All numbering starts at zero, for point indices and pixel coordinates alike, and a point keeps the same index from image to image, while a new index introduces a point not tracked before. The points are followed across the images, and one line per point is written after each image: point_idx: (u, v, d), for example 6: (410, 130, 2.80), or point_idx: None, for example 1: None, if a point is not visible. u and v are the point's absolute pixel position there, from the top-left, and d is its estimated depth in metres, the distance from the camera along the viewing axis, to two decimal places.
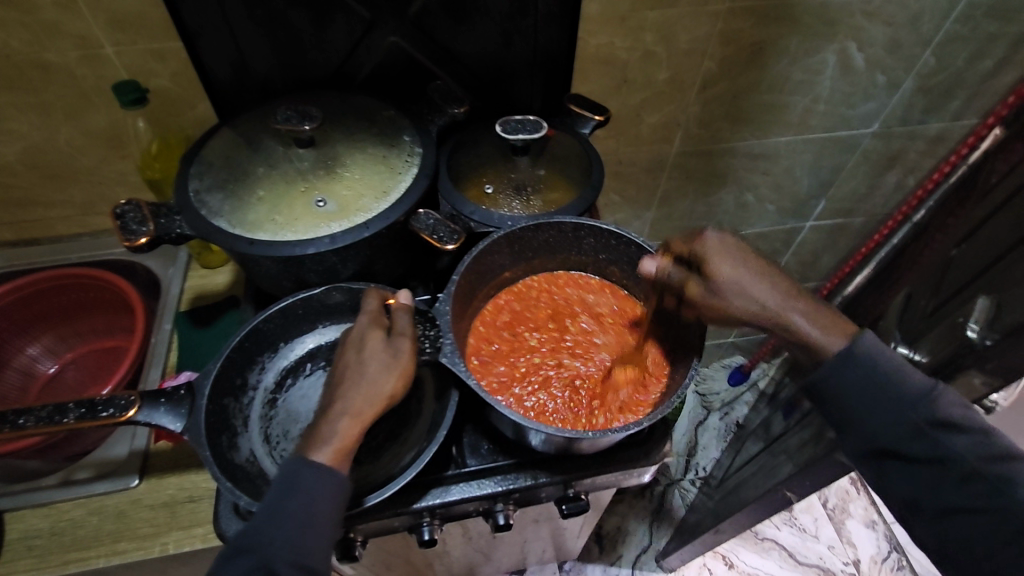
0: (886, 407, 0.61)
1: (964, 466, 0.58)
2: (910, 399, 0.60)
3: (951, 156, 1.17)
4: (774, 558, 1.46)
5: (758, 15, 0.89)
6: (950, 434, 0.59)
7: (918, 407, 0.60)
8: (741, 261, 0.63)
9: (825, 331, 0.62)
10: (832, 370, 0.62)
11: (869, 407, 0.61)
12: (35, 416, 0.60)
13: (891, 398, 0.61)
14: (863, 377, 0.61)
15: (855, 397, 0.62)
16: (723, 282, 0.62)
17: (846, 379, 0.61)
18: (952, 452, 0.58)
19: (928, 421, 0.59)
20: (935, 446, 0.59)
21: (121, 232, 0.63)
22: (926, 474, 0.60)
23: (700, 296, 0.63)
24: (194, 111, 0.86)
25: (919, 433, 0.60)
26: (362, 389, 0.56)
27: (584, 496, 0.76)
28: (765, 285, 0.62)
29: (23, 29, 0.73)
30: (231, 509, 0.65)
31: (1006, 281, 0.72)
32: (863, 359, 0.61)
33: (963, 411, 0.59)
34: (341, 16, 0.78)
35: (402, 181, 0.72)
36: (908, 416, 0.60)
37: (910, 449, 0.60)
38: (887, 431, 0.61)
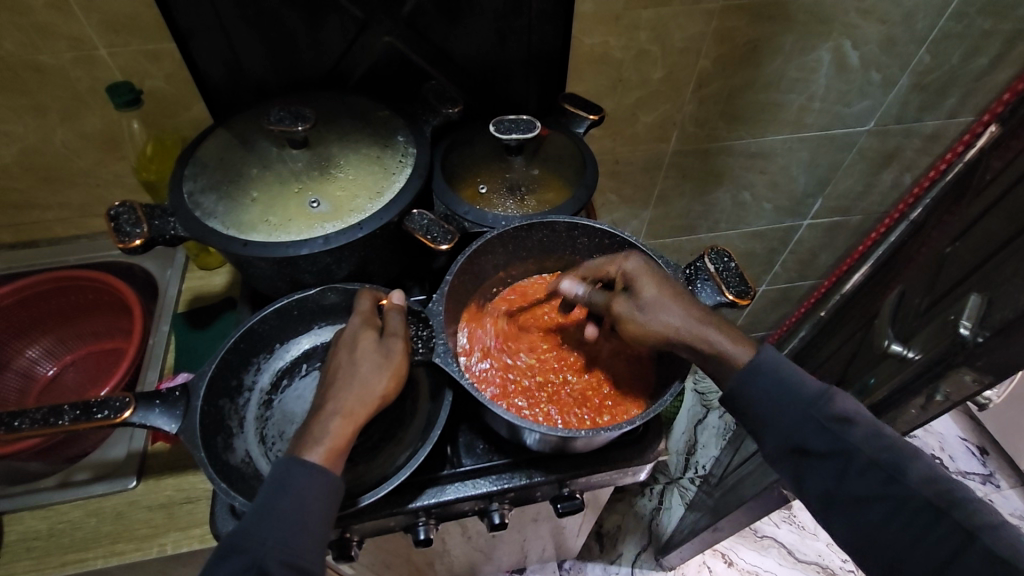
0: (787, 405, 0.60)
1: (865, 456, 0.57)
2: (809, 396, 0.60)
3: (948, 154, 1.20)
4: (773, 556, 1.47)
5: (751, 14, 0.89)
6: (848, 426, 0.58)
7: (816, 404, 0.59)
8: (662, 279, 0.64)
9: (733, 341, 0.62)
10: (740, 380, 0.61)
11: (769, 404, 0.60)
12: (30, 419, 0.60)
13: (791, 395, 0.60)
14: (764, 380, 0.61)
15: (760, 395, 0.60)
16: (648, 299, 0.64)
17: (750, 382, 0.61)
18: (851, 444, 0.57)
19: (826, 415, 0.58)
20: (836, 438, 0.58)
21: (115, 233, 0.63)
22: (831, 468, 0.58)
23: (627, 313, 0.65)
24: (189, 112, 0.86)
25: (819, 426, 0.58)
26: (354, 390, 0.57)
27: (579, 495, 0.75)
28: (678, 302, 0.63)
29: (17, 31, 0.73)
30: (227, 510, 0.65)
31: (999, 278, 0.72)
32: (766, 368, 0.61)
33: (855, 406, 0.59)
34: (335, 16, 0.78)
35: (396, 182, 0.72)
36: (807, 413, 0.59)
37: (814, 442, 0.58)
38: (790, 427, 0.59)
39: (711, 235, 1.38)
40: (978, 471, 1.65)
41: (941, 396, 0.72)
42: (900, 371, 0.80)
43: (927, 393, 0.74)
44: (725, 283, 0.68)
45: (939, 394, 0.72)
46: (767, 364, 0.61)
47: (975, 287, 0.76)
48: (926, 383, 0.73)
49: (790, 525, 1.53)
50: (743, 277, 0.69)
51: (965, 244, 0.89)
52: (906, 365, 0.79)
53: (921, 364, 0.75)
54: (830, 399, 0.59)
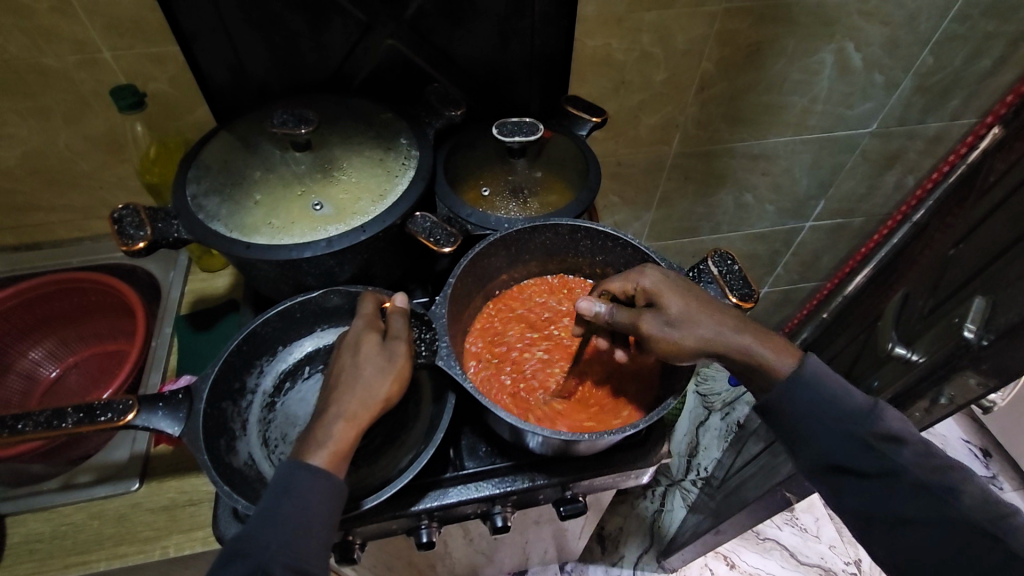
0: (834, 423, 0.60)
1: (913, 477, 0.57)
2: (857, 414, 0.60)
3: (951, 155, 1.20)
4: (776, 559, 1.46)
5: (754, 16, 0.88)
6: (897, 446, 0.58)
7: (864, 422, 0.59)
8: (688, 290, 0.62)
9: (775, 350, 0.61)
10: (785, 392, 0.61)
11: (816, 423, 0.60)
12: (34, 421, 0.60)
13: (837, 414, 0.60)
14: (810, 399, 0.60)
15: (807, 415, 0.60)
16: (679, 313, 0.61)
17: (798, 400, 0.60)
18: (900, 465, 0.58)
19: (876, 435, 0.59)
20: (885, 459, 0.58)
21: (118, 236, 0.63)
22: (876, 488, 0.59)
23: (656, 330, 0.61)
24: (192, 114, 0.87)
25: (868, 447, 0.59)
26: (357, 393, 0.57)
27: (582, 498, 0.75)
28: (710, 313, 0.61)
29: (21, 35, 0.73)
30: (230, 513, 0.65)
31: (1003, 281, 0.71)
32: (812, 382, 0.60)
33: (902, 424, 0.60)
34: (338, 18, 0.78)
35: (399, 184, 0.72)
36: (857, 432, 0.59)
37: (861, 462, 0.59)
38: (837, 447, 0.60)
39: (714, 237, 1.37)
40: (981, 473, 1.64)
41: (944, 401, 0.73)
42: (904, 374, 0.80)
43: (931, 397, 0.74)
44: (728, 286, 0.68)
45: (943, 397, 0.72)
46: (816, 375, 0.60)
47: (980, 289, 0.76)
48: (930, 388, 0.74)
49: (793, 527, 1.52)
50: (747, 280, 0.69)
51: (969, 247, 0.89)
52: (911, 368, 0.78)
53: (925, 367, 0.74)
54: (878, 418, 0.59)
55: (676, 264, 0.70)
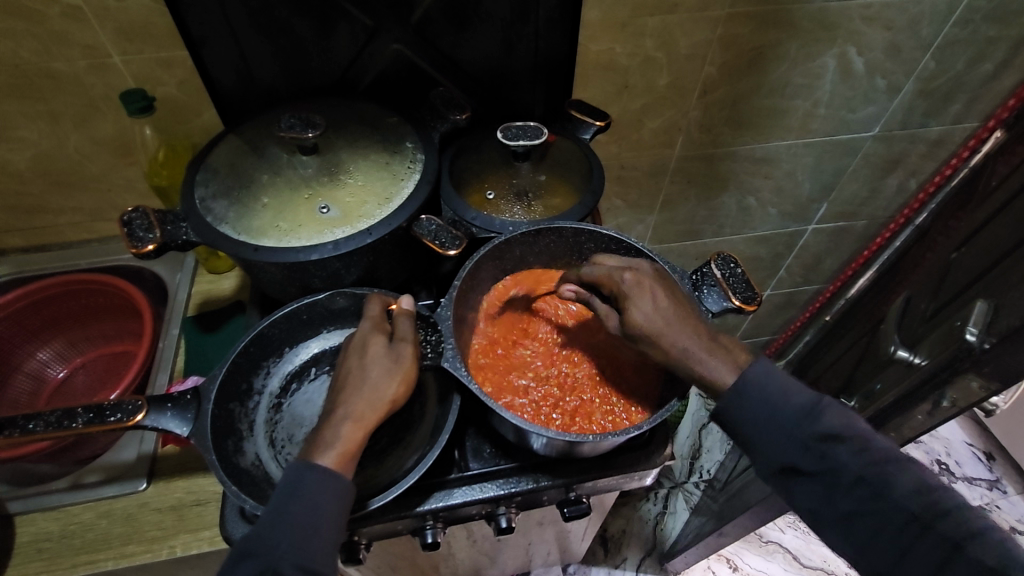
0: (773, 423, 0.59)
1: (853, 474, 0.56)
2: (794, 413, 0.59)
3: (954, 158, 1.20)
4: (779, 561, 1.46)
5: (757, 21, 0.89)
6: (835, 444, 0.57)
7: (802, 420, 0.59)
8: (651, 311, 0.62)
9: (710, 373, 0.61)
10: (724, 400, 0.61)
11: (758, 425, 0.60)
12: (45, 421, 0.61)
13: (776, 415, 0.59)
14: (751, 401, 0.60)
15: (748, 418, 0.60)
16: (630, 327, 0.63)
17: (738, 406, 0.60)
18: (837, 462, 0.57)
19: (811, 433, 0.58)
20: (824, 458, 0.57)
21: (128, 238, 0.64)
22: (818, 487, 0.57)
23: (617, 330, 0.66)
24: (199, 118, 0.87)
25: (805, 447, 0.58)
26: (364, 394, 0.57)
27: (586, 500, 0.76)
28: (666, 332, 0.61)
29: (32, 39, 0.74)
30: (237, 513, 0.66)
31: (1005, 285, 0.72)
32: (750, 387, 0.60)
33: (845, 421, 0.58)
34: (344, 23, 0.79)
35: (405, 187, 0.73)
36: (794, 431, 0.59)
37: (801, 463, 0.58)
38: (778, 448, 0.59)
39: (716, 240, 1.38)
40: (983, 477, 1.64)
41: (948, 403, 0.71)
42: (905, 377, 0.80)
43: (934, 399, 0.73)
44: (731, 289, 0.69)
45: (946, 400, 0.72)
46: (755, 381, 0.60)
47: (982, 293, 0.76)
48: (932, 390, 0.73)
49: (796, 530, 1.52)
50: (750, 283, 0.69)
51: (970, 251, 0.90)
52: (912, 372, 0.79)
53: (927, 371, 0.75)
54: (816, 416, 0.58)
55: (681, 268, 0.70)
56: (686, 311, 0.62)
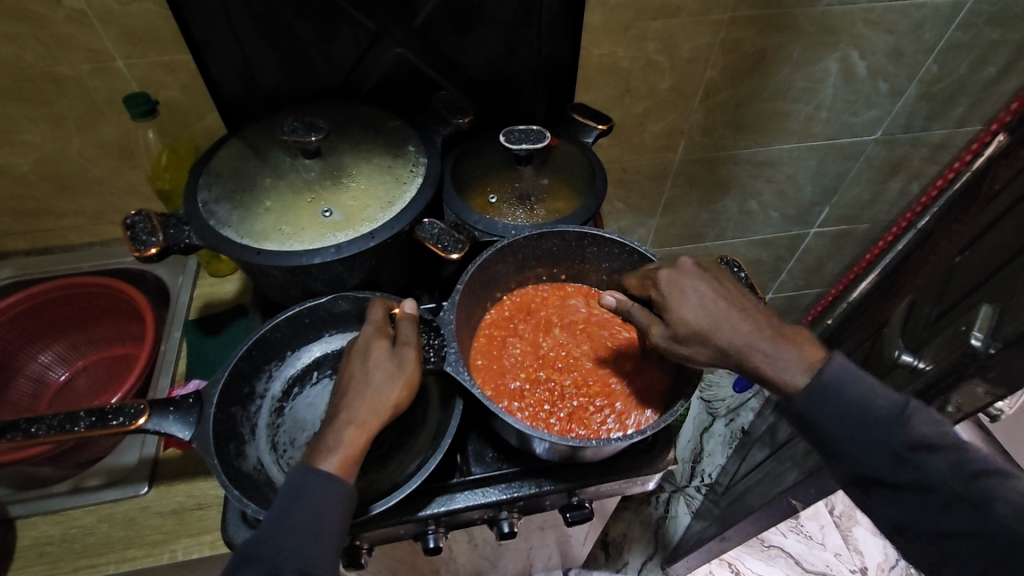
0: (863, 435, 0.58)
1: (950, 488, 0.56)
2: (884, 423, 0.57)
3: (956, 162, 1.20)
4: (781, 566, 1.46)
5: (759, 25, 0.89)
6: (928, 456, 0.57)
7: (892, 430, 0.57)
8: (701, 306, 0.60)
9: (786, 366, 0.59)
10: (812, 411, 0.59)
11: (850, 436, 0.58)
12: (46, 425, 0.60)
13: (866, 424, 0.58)
14: (840, 411, 0.58)
15: (837, 429, 0.58)
16: (685, 328, 0.60)
17: (829, 416, 0.58)
18: (933, 475, 0.56)
19: (903, 444, 0.57)
20: (917, 471, 0.57)
21: (131, 242, 0.64)
22: (912, 499, 0.58)
23: (663, 340, 0.62)
24: (202, 122, 0.88)
25: (898, 458, 0.57)
26: (367, 398, 0.57)
27: (588, 504, 0.76)
28: (728, 337, 0.59)
29: (36, 42, 0.74)
30: (239, 517, 0.65)
31: (1009, 290, 0.72)
32: (841, 396, 0.58)
33: (934, 428, 0.58)
34: (348, 27, 0.79)
35: (407, 191, 0.73)
36: (886, 442, 0.57)
37: (891, 475, 0.58)
38: (868, 459, 0.58)
39: (719, 243, 1.38)
40: None
41: (952, 408, 0.73)
42: (910, 381, 0.80)
43: (937, 405, 0.74)
44: None
45: (950, 406, 0.73)
46: (835, 386, 0.58)
47: (986, 298, 0.76)
48: (935, 397, 0.74)
49: (798, 535, 1.52)
50: (753, 288, 0.69)
51: (975, 255, 0.89)
52: (917, 376, 0.79)
53: (931, 376, 0.74)
54: (908, 427, 0.57)
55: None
56: (733, 303, 0.61)
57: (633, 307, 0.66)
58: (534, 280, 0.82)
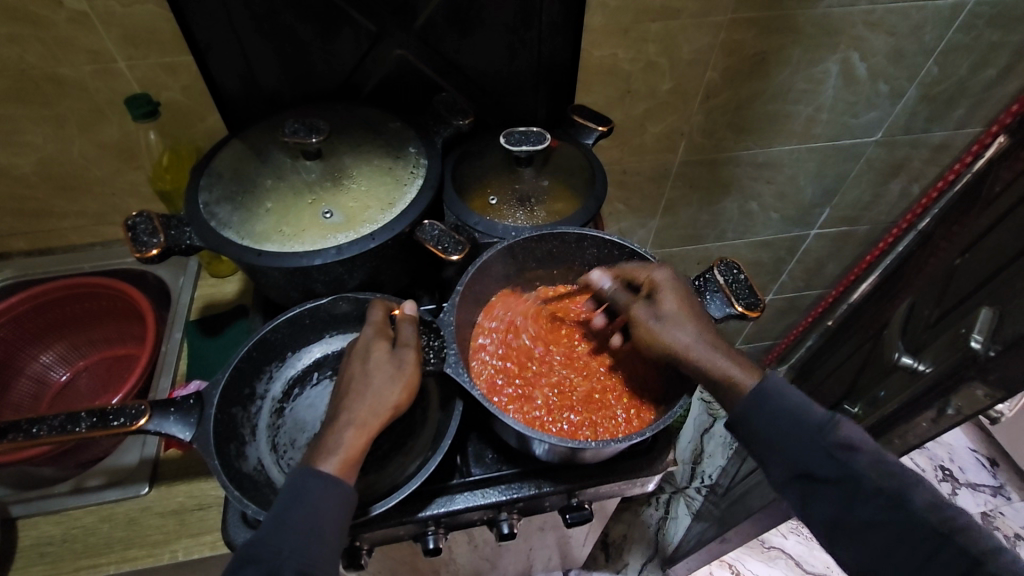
0: (792, 432, 0.59)
1: (871, 483, 0.55)
2: (813, 423, 0.59)
3: (957, 163, 1.20)
4: (781, 567, 1.46)
5: (760, 27, 0.89)
6: (851, 451, 0.57)
7: (820, 430, 0.58)
8: (688, 297, 0.65)
9: (738, 367, 0.62)
10: (738, 405, 0.61)
11: (774, 430, 0.60)
12: (48, 426, 0.61)
13: (793, 422, 0.59)
14: (766, 406, 0.60)
15: (766, 424, 0.60)
16: (666, 310, 0.65)
17: (755, 409, 0.61)
18: (855, 470, 0.56)
19: (830, 441, 0.58)
20: (839, 464, 0.57)
21: (132, 243, 0.64)
22: (835, 495, 0.57)
23: (641, 318, 0.66)
24: (204, 123, 0.88)
25: (824, 454, 0.57)
26: (367, 401, 0.57)
27: (588, 505, 0.76)
28: (695, 323, 0.64)
29: (39, 44, 0.75)
30: (239, 518, 0.66)
31: (1009, 292, 0.72)
32: (771, 396, 0.61)
33: (861, 434, 0.58)
34: (349, 29, 0.79)
35: (408, 192, 0.73)
36: (814, 440, 0.58)
37: (818, 470, 0.57)
38: (796, 455, 0.59)
39: (719, 244, 1.38)
40: (988, 483, 1.63)
41: (952, 411, 0.71)
42: (910, 384, 0.80)
43: (938, 407, 0.72)
44: (735, 295, 0.69)
45: (950, 408, 0.71)
46: (774, 391, 0.61)
47: (985, 301, 0.76)
48: (936, 398, 0.73)
49: (798, 536, 1.52)
50: (753, 288, 0.69)
51: (976, 257, 0.89)
52: (917, 379, 0.78)
53: (932, 378, 0.74)
54: (834, 425, 0.58)
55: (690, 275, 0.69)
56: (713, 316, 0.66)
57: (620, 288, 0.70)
58: (563, 279, 0.83)
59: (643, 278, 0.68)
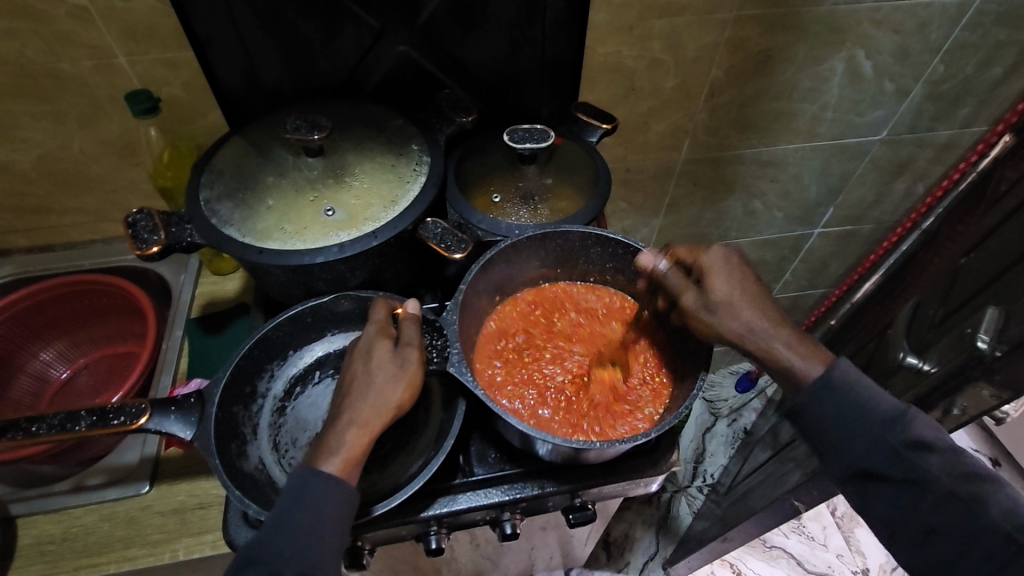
0: (862, 429, 0.58)
1: (944, 486, 0.56)
2: (885, 422, 0.58)
3: (961, 163, 1.19)
4: (783, 567, 1.46)
5: (764, 24, 0.88)
6: (925, 454, 0.57)
7: (892, 429, 0.58)
8: (738, 282, 0.64)
9: (802, 355, 0.62)
10: (807, 397, 0.60)
11: (847, 431, 0.59)
12: (47, 424, 0.60)
13: (864, 420, 0.58)
14: (840, 407, 0.59)
15: (833, 420, 0.59)
16: (718, 297, 0.64)
17: (825, 406, 0.60)
18: (928, 473, 0.56)
19: (902, 442, 0.57)
20: (912, 467, 0.57)
21: (132, 240, 0.63)
22: (905, 496, 0.58)
23: (693, 307, 0.65)
24: (205, 119, 0.87)
25: (895, 454, 0.57)
26: (369, 401, 0.57)
27: (591, 506, 0.75)
28: (752, 307, 0.63)
29: (38, 39, 0.74)
30: (241, 517, 0.65)
31: (1014, 293, 0.72)
32: (839, 388, 0.59)
33: (933, 431, 0.58)
34: (352, 25, 0.79)
35: (410, 190, 0.73)
36: (886, 440, 0.58)
37: (888, 470, 0.58)
38: (866, 455, 0.58)
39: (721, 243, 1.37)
40: None
41: (958, 411, 0.73)
42: (915, 384, 0.79)
43: (943, 407, 0.74)
44: None
45: (955, 409, 0.73)
46: (844, 382, 0.59)
47: (991, 300, 0.76)
48: (941, 399, 0.74)
49: (799, 536, 1.52)
50: None
51: (981, 256, 0.89)
52: (921, 379, 0.78)
53: (936, 378, 0.74)
54: (907, 424, 0.57)
55: None
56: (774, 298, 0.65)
57: (671, 270, 0.69)
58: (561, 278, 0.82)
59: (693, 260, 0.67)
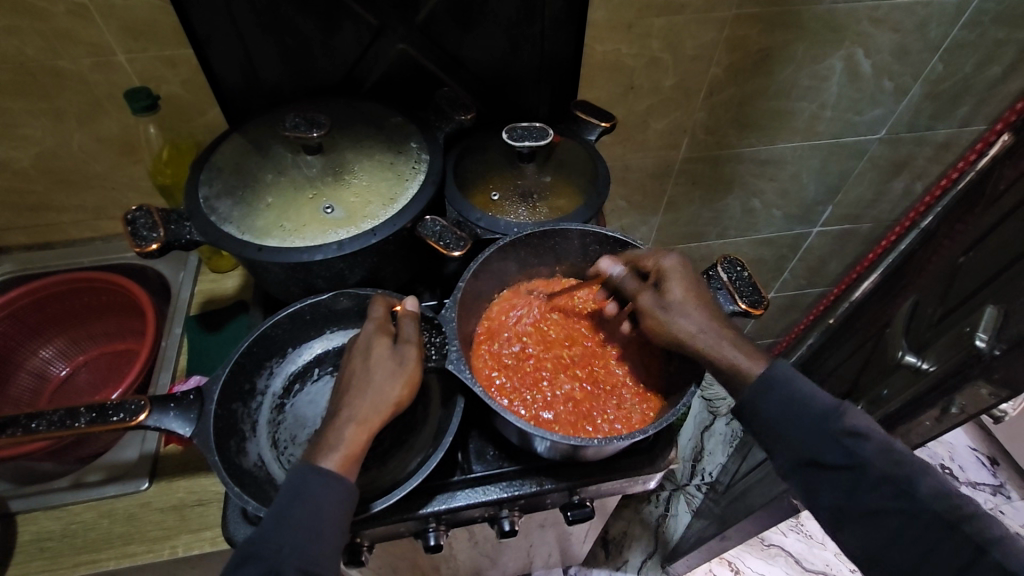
0: (801, 418, 0.59)
1: (878, 471, 0.56)
2: (821, 412, 0.59)
3: (960, 162, 1.20)
4: (781, 565, 1.46)
5: (764, 23, 0.89)
6: (860, 440, 0.57)
7: (829, 418, 0.58)
8: (694, 285, 0.65)
9: (746, 355, 0.62)
10: (754, 395, 0.61)
11: (785, 421, 0.60)
12: (47, 421, 0.60)
13: (803, 411, 0.59)
14: (779, 398, 0.60)
15: (774, 412, 0.60)
16: (674, 299, 0.65)
17: (765, 400, 0.60)
18: (863, 459, 0.56)
19: (837, 430, 0.58)
20: (849, 453, 0.57)
21: (132, 238, 0.64)
22: (844, 483, 0.57)
23: (649, 307, 0.66)
24: (204, 117, 0.87)
25: (830, 441, 0.58)
26: (368, 397, 0.57)
27: (590, 503, 0.75)
28: (704, 310, 0.64)
29: (38, 37, 0.74)
30: (240, 514, 0.65)
31: (1012, 291, 0.72)
32: (779, 383, 0.61)
33: (868, 422, 0.58)
34: (350, 23, 0.79)
35: (409, 188, 0.73)
36: (821, 428, 0.58)
37: (826, 457, 0.58)
38: (806, 443, 0.59)
39: (721, 241, 1.37)
40: (987, 482, 1.63)
41: (955, 409, 0.72)
42: (913, 383, 0.80)
43: (941, 406, 0.73)
44: (738, 292, 0.68)
45: (954, 407, 0.72)
46: (782, 379, 0.61)
47: (990, 299, 0.76)
48: (940, 397, 0.73)
49: (797, 534, 1.52)
50: (756, 286, 0.69)
51: (980, 255, 0.89)
52: (920, 377, 0.78)
53: (935, 377, 0.74)
54: (842, 414, 0.58)
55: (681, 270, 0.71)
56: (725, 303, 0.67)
57: (628, 276, 0.70)
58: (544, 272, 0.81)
59: (652, 264, 0.68)
